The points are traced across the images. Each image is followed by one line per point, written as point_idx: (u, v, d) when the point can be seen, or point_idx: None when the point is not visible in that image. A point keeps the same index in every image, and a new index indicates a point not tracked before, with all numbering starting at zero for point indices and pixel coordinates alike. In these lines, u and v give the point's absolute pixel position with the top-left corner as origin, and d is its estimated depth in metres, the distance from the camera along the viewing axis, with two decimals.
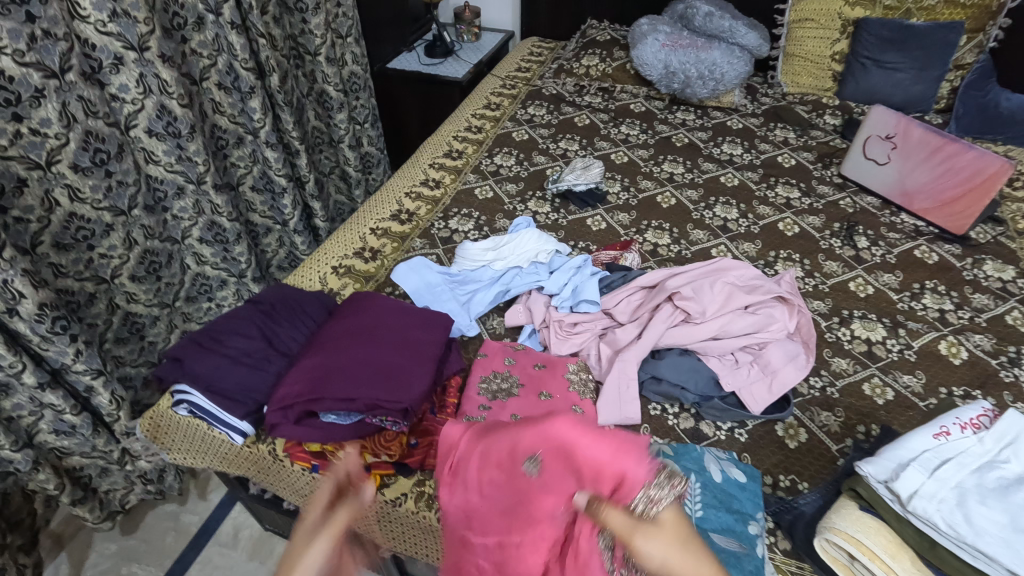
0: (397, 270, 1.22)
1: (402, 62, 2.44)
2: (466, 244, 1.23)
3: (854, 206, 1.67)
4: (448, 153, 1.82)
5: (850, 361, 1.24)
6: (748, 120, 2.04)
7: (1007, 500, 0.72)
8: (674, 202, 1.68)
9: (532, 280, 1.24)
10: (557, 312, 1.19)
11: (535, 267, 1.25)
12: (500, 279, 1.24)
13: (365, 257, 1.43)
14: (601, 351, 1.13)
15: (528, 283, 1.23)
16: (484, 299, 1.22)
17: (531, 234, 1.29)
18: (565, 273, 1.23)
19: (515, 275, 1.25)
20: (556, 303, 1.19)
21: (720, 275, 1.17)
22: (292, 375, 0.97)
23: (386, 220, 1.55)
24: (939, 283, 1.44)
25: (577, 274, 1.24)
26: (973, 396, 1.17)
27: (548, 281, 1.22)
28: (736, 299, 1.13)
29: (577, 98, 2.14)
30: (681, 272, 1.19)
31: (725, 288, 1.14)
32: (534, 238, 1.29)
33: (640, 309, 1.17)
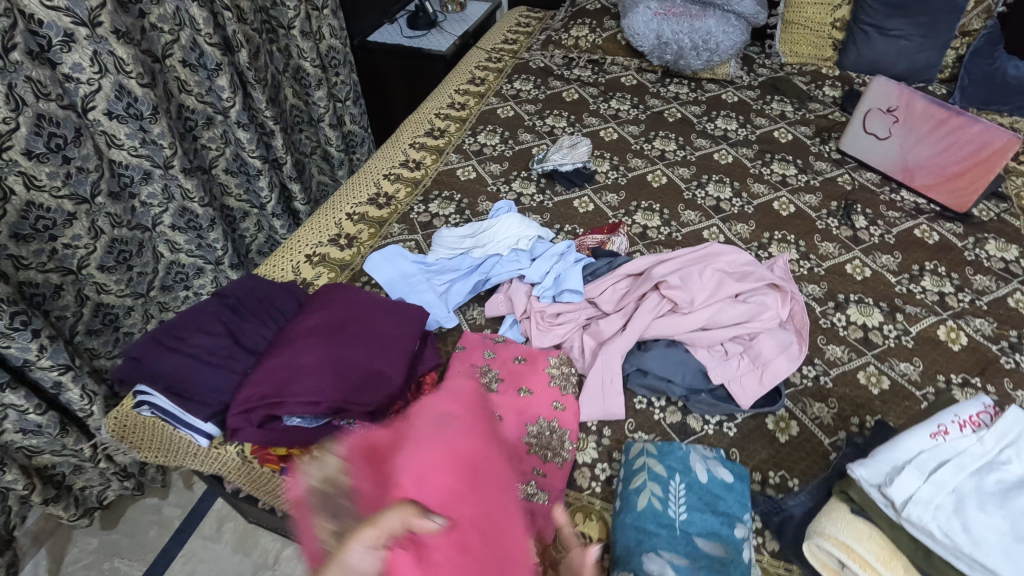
0: (370, 260, 1.16)
1: (383, 35, 2.33)
2: (442, 230, 1.18)
3: (853, 184, 1.60)
4: (430, 132, 1.74)
5: (845, 348, 1.19)
6: (743, 92, 1.95)
7: (1007, 506, 0.68)
8: (665, 181, 1.61)
9: (512, 268, 1.18)
10: (538, 302, 1.13)
11: (516, 255, 1.19)
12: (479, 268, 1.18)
13: (341, 244, 1.37)
14: (584, 342, 1.08)
15: (509, 271, 1.17)
16: (463, 289, 1.17)
17: (512, 218, 1.22)
18: (547, 261, 1.17)
19: (495, 264, 1.19)
20: (538, 292, 1.14)
21: (709, 261, 1.12)
22: (254, 377, 0.91)
23: (364, 205, 1.48)
24: (940, 264, 1.38)
25: (560, 262, 1.18)
26: (972, 384, 1.12)
27: (529, 270, 1.16)
28: (726, 286, 1.07)
29: (566, 71, 2.04)
30: (668, 259, 1.14)
31: (714, 275, 1.09)
32: (514, 223, 1.22)
33: (626, 297, 1.11)
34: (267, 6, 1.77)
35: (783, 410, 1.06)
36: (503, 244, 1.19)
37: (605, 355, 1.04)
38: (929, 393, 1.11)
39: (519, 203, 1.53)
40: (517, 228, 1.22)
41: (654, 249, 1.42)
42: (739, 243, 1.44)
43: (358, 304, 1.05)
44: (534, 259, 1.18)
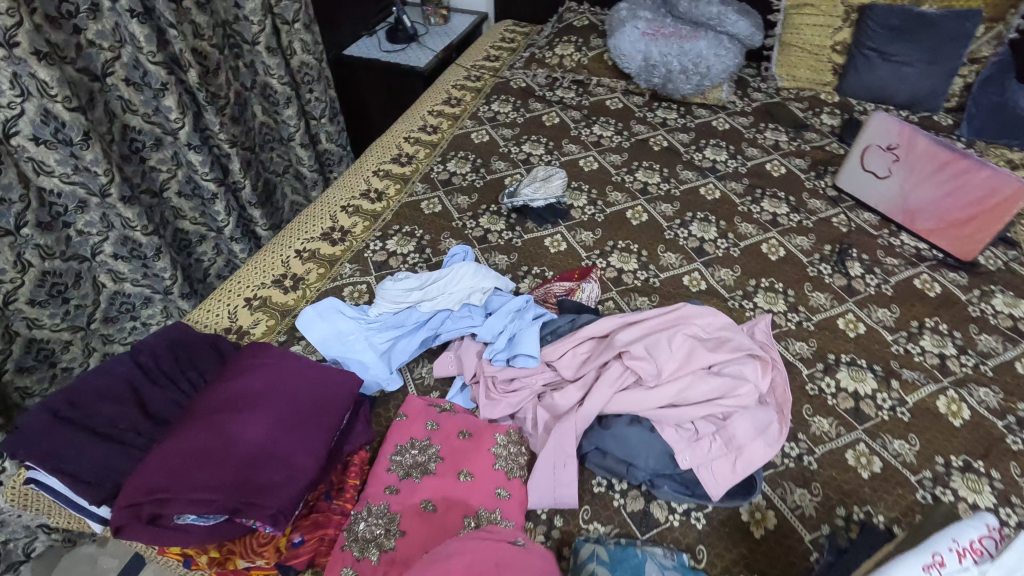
0: (302, 317, 1.05)
1: (360, 48, 2.22)
2: (385, 283, 1.08)
3: (849, 225, 1.48)
4: (397, 158, 1.62)
5: (833, 421, 1.07)
6: (736, 119, 1.83)
7: None
8: (646, 219, 1.49)
9: (463, 324, 1.05)
10: (489, 365, 1.01)
11: (468, 309, 1.06)
12: (426, 323, 1.06)
13: (285, 286, 1.25)
14: (537, 416, 0.96)
15: (459, 328, 1.05)
16: (408, 348, 1.05)
17: (464, 266, 1.10)
18: (502, 318, 1.04)
19: (444, 318, 1.06)
20: (489, 354, 1.01)
21: (680, 325, 0.99)
22: (146, 461, 0.80)
23: (316, 240, 1.36)
24: (941, 320, 1.26)
25: (516, 320, 1.05)
26: (974, 469, 1.00)
27: (481, 327, 1.04)
28: (696, 356, 0.95)
29: (548, 93, 1.93)
30: (635, 320, 1.02)
31: (684, 342, 0.96)
32: (467, 271, 1.09)
33: (586, 364, 0.99)
34: (228, 20, 1.66)
35: (759, 497, 0.94)
36: (453, 296, 1.06)
37: (558, 432, 0.92)
38: (926, 479, 0.99)
39: (485, 240, 1.41)
40: (470, 277, 1.09)
41: (628, 297, 1.29)
42: (723, 291, 1.32)
43: (282, 368, 0.93)
44: (488, 315, 1.06)
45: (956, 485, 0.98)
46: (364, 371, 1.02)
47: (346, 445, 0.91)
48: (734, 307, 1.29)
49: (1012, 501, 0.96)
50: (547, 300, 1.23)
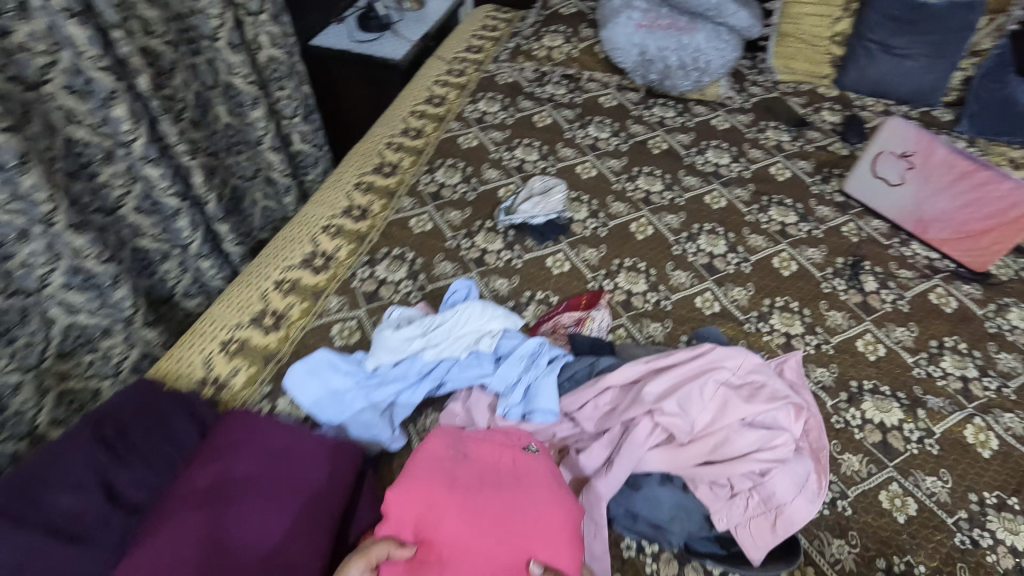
0: (289, 377, 0.93)
1: (329, 37, 2.03)
2: (381, 332, 0.94)
3: (859, 234, 1.42)
4: (379, 168, 1.49)
5: (863, 458, 1.02)
6: (735, 117, 1.74)
7: None
8: (652, 232, 1.40)
9: (471, 372, 0.95)
10: (503, 420, 0.91)
11: (477, 356, 0.96)
12: (430, 373, 0.95)
13: (265, 326, 1.12)
14: (561, 477, 0.88)
15: (467, 377, 0.95)
16: (410, 402, 0.94)
17: (470, 305, 0.98)
18: (515, 366, 0.94)
19: (450, 367, 0.96)
20: (503, 408, 0.91)
21: (710, 370, 0.91)
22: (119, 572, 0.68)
23: (296, 268, 1.23)
24: (960, 339, 1.22)
25: (530, 367, 0.95)
26: (1009, 507, 0.97)
27: (492, 377, 0.94)
28: (730, 407, 0.87)
29: (538, 88, 1.79)
30: (662, 365, 0.93)
31: (716, 392, 0.89)
32: (473, 311, 0.98)
33: (610, 415, 0.91)
34: (183, 13, 1.48)
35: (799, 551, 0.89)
36: (459, 343, 0.96)
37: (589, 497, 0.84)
38: (962, 520, 0.95)
39: (482, 261, 1.30)
40: (476, 318, 0.97)
41: (639, 323, 1.22)
42: (737, 313, 1.25)
43: (272, 444, 0.82)
44: (498, 361, 0.96)
45: (993, 526, 0.94)
46: (364, 431, 0.91)
47: (351, 530, 0.79)
48: (751, 331, 1.22)
49: None
50: (555, 331, 1.15)
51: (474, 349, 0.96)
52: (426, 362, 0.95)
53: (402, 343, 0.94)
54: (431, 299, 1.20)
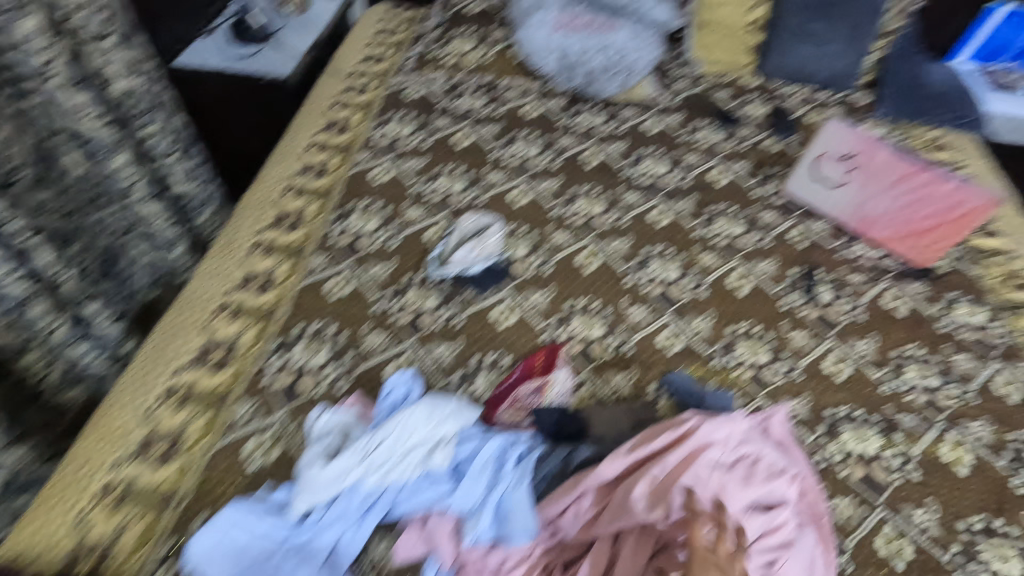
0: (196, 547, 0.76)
1: (197, 54, 1.72)
2: (308, 468, 0.77)
3: (806, 239, 1.37)
4: (277, 222, 1.27)
5: (853, 501, 0.97)
6: (666, 118, 1.64)
7: None
8: (600, 263, 1.27)
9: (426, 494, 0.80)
10: (473, 549, 0.77)
11: (432, 474, 0.80)
12: (375, 504, 0.79)
13: (155, 458, 0.92)
14: None
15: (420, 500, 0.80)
16: (355, 541, 0.79)
17: (413, 411, 0.82)
18: (479, 481, 0.80)
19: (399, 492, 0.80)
20: (470, 536, 0.77)
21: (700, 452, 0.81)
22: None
23: (188, 369, 1.02)
24: (919, 345, 1.20)
25: (496, 477, 0.81)
26: (997, 530, 0.95)
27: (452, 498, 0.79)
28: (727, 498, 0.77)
29: (453, 102, 1.60)
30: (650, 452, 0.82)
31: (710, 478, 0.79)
32: (418, 416, 0.82)
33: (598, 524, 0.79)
34: None
35: None
36: (408, 463, 0.80)
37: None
38: (957, 555, 0.92)
39: (417, 325, 1.12)
40: (423, 425, 0.82)
41: (603, 375, 1.09)
42: (702, 348, 1.16)
43: None
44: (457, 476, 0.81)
45: (986, 556, 0.92)
46: None
47: None
48: (719, 367, 1.13)
49: None
50: (515, 404, 1.00)
51: (425, 466, 0.80)
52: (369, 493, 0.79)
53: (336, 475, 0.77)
54: (364, 384, 1.02)
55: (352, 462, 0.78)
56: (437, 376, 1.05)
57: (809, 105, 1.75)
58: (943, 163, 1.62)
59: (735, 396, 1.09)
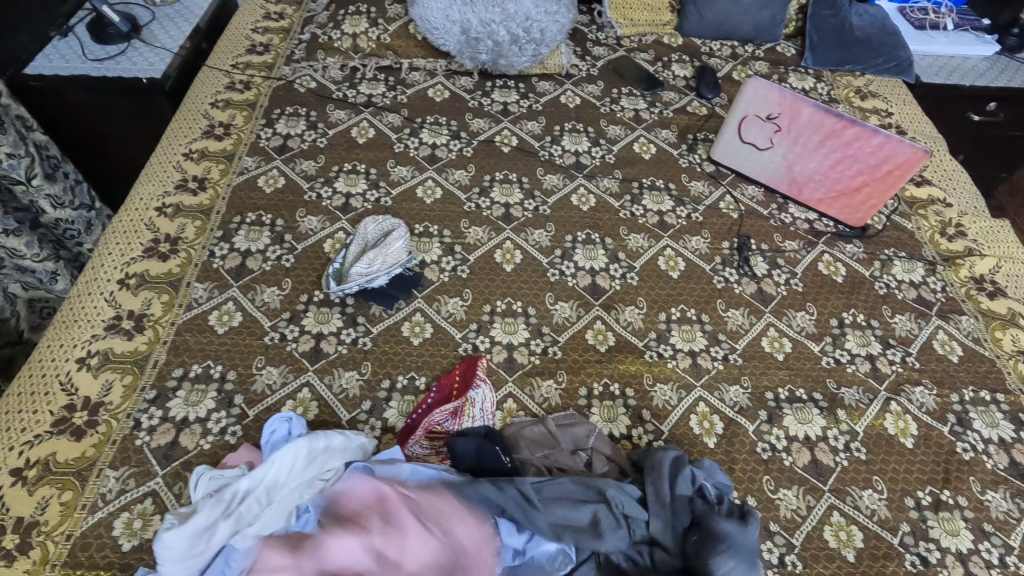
0: None
1: (51, 61, 1.51)
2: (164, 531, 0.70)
3: (737, 208, 1.30)
4: (152, 247, 1.10)
5: (799, 490, 0.91)
6: (584, 89, 1.53)
7: None
8: (520, 258, 1.17)
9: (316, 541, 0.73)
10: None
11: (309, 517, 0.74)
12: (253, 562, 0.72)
13: (6, 553, 0.77)
14: None
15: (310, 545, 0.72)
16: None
17: (290, 451, 0.78)
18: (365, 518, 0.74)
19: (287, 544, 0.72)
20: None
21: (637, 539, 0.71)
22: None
23: (46, 439, 0.87)
24: (857, 311, 1.15)
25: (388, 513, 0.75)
26: (945, 503, 0.90)
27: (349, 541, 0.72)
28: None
29: (350, 92, 1.45)
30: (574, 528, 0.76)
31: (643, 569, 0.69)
32: (296, 457, 0.78)
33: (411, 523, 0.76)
34: None
35: None
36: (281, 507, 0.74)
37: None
38: (907, 536, 0.87)
39: (318, 353, 1.00)
40: (301, 464, 0.78)
41: (529, 385, 1.00)
42: (634, 341, 1.07)
43: None
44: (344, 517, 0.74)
45: (936, 533, 0.87)
46: None
47: None
48: (653, 360, 1.05)
49: (987, 530, 0.88)
50: (429, 433, 0.90)
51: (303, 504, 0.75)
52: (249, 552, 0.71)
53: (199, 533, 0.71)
54: (258, 431, 0.90)
55: (215, 514, 0.72)
56: (343, 409, 0.94)
57: (733, 61, 1.66)
58: (872, 112, 1.56)
59: (672, 390, 1.02)
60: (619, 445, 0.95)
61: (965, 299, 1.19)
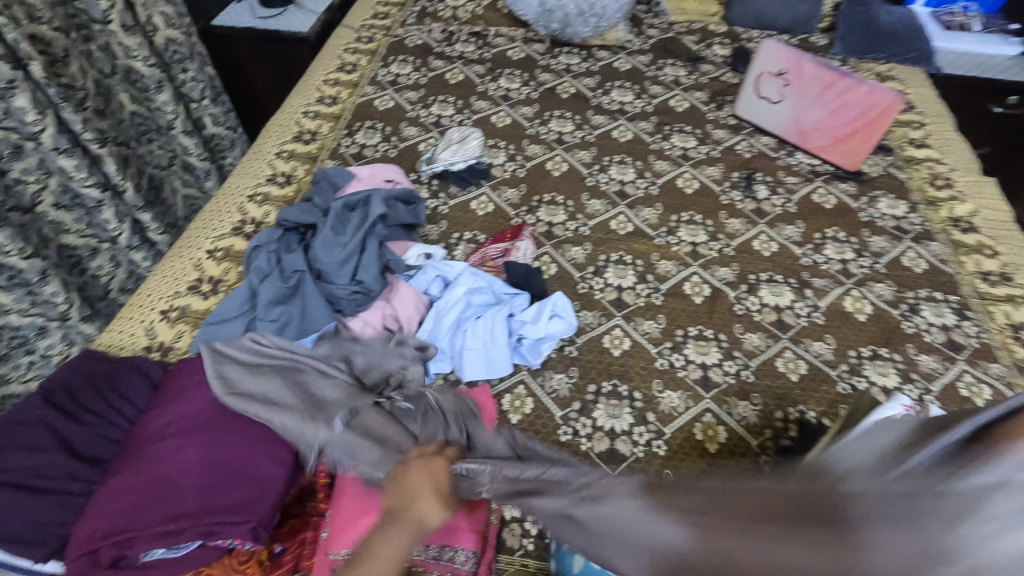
0: (225, 310, 1.01)
1: (231, 17, 2.00)
2: (318, 253, 1.05)
3: (751, 150, 1.58)
4: (299, 136, 1.52)
5: (762, 335, 1.17)
6: (636, 58, 1.85)
7: None
8: (566, 168, 1.50)
9: (351, 265, 1.05)
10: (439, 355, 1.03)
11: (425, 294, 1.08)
12: (371, 294, 1.04)
13: (203, 292, 1.15)
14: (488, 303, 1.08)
15: (301, 221, 1.11)
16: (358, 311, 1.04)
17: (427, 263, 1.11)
18: (453, 309, 1.05)
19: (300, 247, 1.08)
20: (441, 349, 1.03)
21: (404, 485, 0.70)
22: (86, 519, 0.73)
23: (228, 236, 1.26)
24: (839, 229, 1.39)
25: (469, 311, 1.06)
26: (881, 356, 1.14)
27: (311, 205, 1.15)
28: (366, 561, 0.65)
29: (447, 48, 1.85)
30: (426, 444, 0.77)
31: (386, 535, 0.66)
32: (426, 265, 1.11)
33: (384, 171, 1.30)
34: None
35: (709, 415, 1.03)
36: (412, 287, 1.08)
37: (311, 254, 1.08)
38: (844, 371, 1.11)
39: None
40: (429, 267, 1.11)
41: (562, 249, 1.32)
42: (648, 231, 1.37)
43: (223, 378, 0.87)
44: (446, 297, 1.07)
45: (868, 372, 1.11)
46: None
47: None
48: (661, 244, 1.34)
49: (913, 377, 1.11)
50: (486, 264, 1.24)
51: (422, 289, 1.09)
52: (336, 303, 1.03)
53: (335, 265, 1.04)
54: None
55: (355, 257, 1.06)
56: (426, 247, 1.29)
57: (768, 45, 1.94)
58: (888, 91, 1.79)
59: (674, 265, 1.30)
60: (626, 292, 1.24)
61: (939, 231, 1.40)
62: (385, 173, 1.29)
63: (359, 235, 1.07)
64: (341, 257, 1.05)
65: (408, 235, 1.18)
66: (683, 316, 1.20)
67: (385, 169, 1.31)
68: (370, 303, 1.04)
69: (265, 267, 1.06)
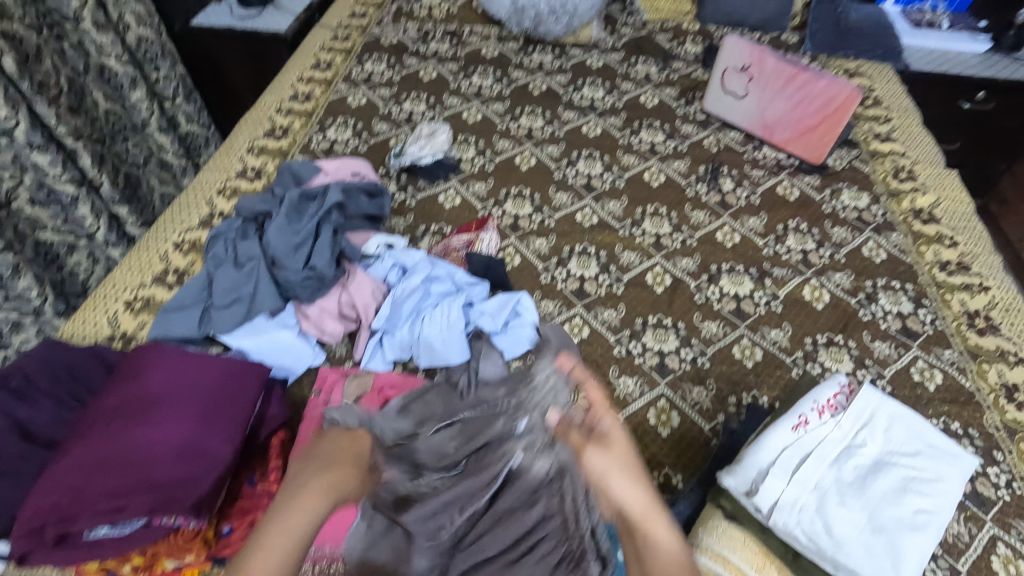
0: (182, 295, 1.04)
1: (209, 17, 2.02)
2: (271, 240, 1.07)
3: (718, 144, 1.60)
4: (270, 132, 1.54)
5: (720, 323, 1.19)
6: (608, 56, 1.88)
7: (863, 497, 0.76)
8: (534, 162, 1.52)
9: (304, 252, 1.07)
10: (393, 341, 1.04)
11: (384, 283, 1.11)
12: (325, 280, 1.06)
13: (168, 283, 1.17)
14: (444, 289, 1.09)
15: (259, 210, 1.13)
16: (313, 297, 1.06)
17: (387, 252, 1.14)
18: (409, 296, 1.07)
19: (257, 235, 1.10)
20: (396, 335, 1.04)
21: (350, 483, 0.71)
22: (31, 499, 0.74)
23: (195, 229, 1.28)
24: (801, 221, 1.41)
25: (425, 297, 1.07)
26: (836, 343, 1.16)
27: (270, 194, 1.17)
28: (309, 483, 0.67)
29: (421, 46, 1.87)
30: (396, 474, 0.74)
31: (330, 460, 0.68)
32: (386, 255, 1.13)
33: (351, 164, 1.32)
34: None
35: (663, 401, 1.05)
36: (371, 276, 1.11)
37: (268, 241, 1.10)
38: (799, 358, 1.13)
39: None
40: (389, 257, 1.13)
41: (527, 240, 1.33)
42: (613, 223, 1.39)
43: (175, 363, 0.89)
44: (403, 284, 1.09)
45: (822, 358, 1.13)
46: (284, 353, 1.02)
47: (262, 428, 0.91)
48: (625, 235, 1.36)
49: (866, 362, 1.13)
50: (450, 254, 1.25)
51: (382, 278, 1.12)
52: (289, 290, 1.05)
53: (288, 252, 1.06)
54: None
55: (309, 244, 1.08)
56: None
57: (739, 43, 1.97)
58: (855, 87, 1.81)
59: (636, 256, 1.32)
60: (588, 282, 1.26)
61: (901, 222, 1.42)
62: (351, 167, 1.32)
63: (315, 223, 1.09)
64: (294, 243, 1.07)
65: (369, 227, 1.20)
66: (643, 305, 1.22)
67: (353, 163, 1.33)
68: (324, 290, 1.06)
69: (221, 254, 1.08)
